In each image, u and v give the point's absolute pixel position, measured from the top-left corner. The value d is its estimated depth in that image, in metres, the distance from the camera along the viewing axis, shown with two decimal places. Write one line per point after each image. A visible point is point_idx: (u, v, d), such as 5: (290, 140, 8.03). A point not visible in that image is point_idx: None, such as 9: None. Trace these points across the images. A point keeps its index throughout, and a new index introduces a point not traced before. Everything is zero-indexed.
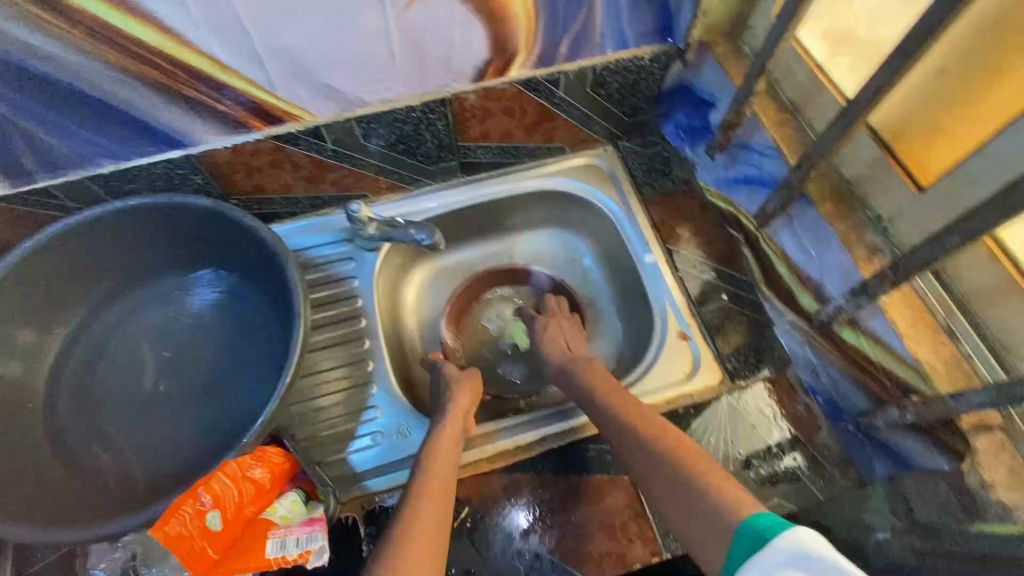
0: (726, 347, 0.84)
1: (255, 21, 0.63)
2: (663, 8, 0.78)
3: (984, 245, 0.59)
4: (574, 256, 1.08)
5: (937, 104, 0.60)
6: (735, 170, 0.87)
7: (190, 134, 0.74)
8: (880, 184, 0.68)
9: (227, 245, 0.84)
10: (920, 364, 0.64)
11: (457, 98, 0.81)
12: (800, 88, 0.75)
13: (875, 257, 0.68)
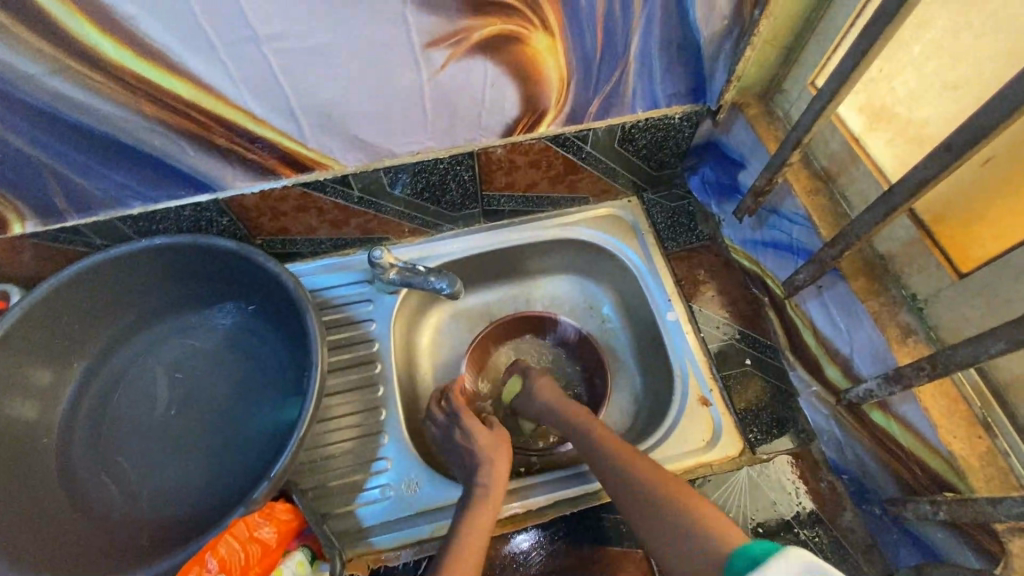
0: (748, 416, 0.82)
1: (290, 79, 0.63)
2: (697, 71, 0.78)
3: None
4: (592, 304, 1.06)
5: (981, 192, 0.58)
6: (764, 233, 0.86)
7: (219, 180, 0.75)
8: (916, 265, 0.66)
9: (248, 285, 0.84)
10: (954, 456, 0.61)
11: (484, 152, 0.81)
12: (835, 158, 0.74)
13: (910, 339, 0.66)
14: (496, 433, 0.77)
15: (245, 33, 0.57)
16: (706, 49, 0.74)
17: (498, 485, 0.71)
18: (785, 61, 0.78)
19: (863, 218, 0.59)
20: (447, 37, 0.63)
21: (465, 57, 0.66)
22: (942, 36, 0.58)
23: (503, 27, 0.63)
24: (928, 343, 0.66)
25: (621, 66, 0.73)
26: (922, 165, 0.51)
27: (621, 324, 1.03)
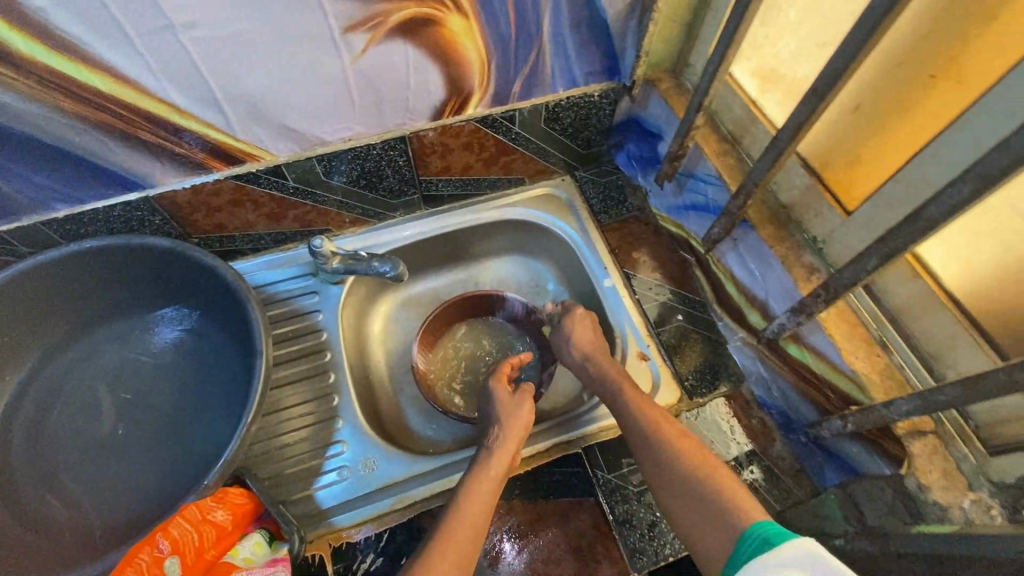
0: (684, 367, 0.87)
1: (212, 68, 0.64)
2: (609, 49, 0.83)
3: (906, 262, 0.64)
4: (537, 281, 1.10)
5: (855, 136, 0.65)
6: (683, 196, 0.92)
7: (148, 177, 0.74)
8: (812, 209, 0.74)
9: (187, 284, 0.83)
10: (857, 375, 0.68)
11: (415, 135, 0.84)
12: (737, 121, 0.81)
13: (813, 276, 0.73)
14: (513, 406, 0.78)
15: (159, 22, 0.58)
16: (614, 27, 0.80)
17: (506, 454, 0.73)
18: (686, 36, 0.85)
19: (758, 167, 0.66)
20: (365, 21, 0.65)
21: (384, 41, 0.69)
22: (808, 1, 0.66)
23: (418, 10, 0.66)
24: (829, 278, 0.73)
25: (536, 46, 0.78)
26: (797, 110, 0.57)
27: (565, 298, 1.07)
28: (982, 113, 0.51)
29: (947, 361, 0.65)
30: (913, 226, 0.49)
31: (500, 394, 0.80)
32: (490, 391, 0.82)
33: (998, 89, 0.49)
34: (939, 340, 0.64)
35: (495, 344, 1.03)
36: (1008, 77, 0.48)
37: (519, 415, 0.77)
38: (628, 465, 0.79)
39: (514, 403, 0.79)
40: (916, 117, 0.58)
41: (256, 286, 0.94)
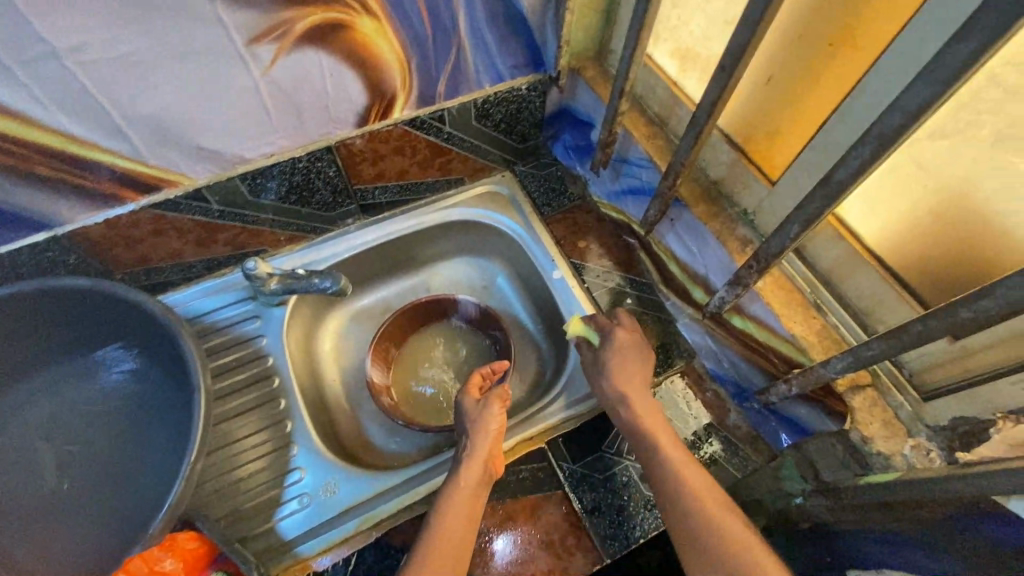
0: None
1: (108, 93, 0.60)
2: (530, 41, 0.83)
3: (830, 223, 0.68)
4: (488, 280, 1.10)
5: (770, 109, 0.67)
6: (621, 181, 0.93)
7: (54, 215, 0.69)
8: (740, 182, 0.75)
9: (115, 323, 0.78)
10: (796, 338, 0.71)
11: (342, 144, 0.81)
12: (662, 103, 0.82)
13: (747, 247, 0.75)
14: (482, 413, 0.78)
15: (38, 48, 0.54)
16: (531, 19, 0.79)
17: (479, 463, 0.73)
18: (605, 23, 0.85)
19: (682, 146, 0.67)
20: (269, 31, 0.62)
21: (294, 50, 0.66)
22: None
23: (325, 15, 0.64)
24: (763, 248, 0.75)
25: (455, 43, 0.76)
26: (711, 88, 0.58)
27: (517, 294, 1.07)
28: (878, 77, 0.53)
29: (876, 313, 0.67)
30: (825, 193, 0.50)
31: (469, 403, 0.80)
32: (460, 402, 0.82)
33: (891, 53, 0.51)
34: (866, 295, 0.67)
35: (452, 348, 1.02)
36: (896, 41, 0.50)
37: (487, 422, 0.76)
38: (593, 454, 0.79)
39: (486, 408, 0.78)
40: (822, 84, 0.60)
41: (194, 316, 0.90)
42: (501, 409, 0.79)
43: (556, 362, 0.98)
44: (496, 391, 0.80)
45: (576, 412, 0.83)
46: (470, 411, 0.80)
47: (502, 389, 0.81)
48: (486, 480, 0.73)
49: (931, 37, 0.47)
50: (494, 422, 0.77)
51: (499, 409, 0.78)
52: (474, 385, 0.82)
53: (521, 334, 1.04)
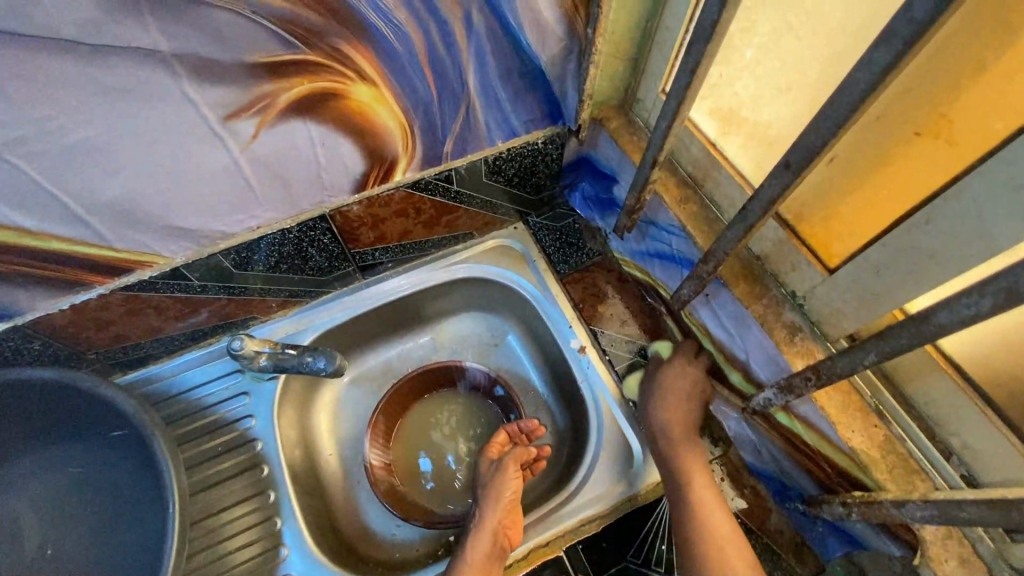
0: None
1: (62, 182, 0.52)
2: (547, 94, 0.73)
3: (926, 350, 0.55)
4: (498, 338, 1.00)
5: (831, 190, 0.57)
6: (645, 243, 0.84)
7: (13, 305, 0.61)
8: (788, 262, 0.66)
9: (85, 415, 0.70)
10: (856, 453, 0.61)
11: (338, 212, 0.73)
12: (697, 164, 0.72)
13: (796, 338, 0.66)
14: (497, 477, 0.77)
15: None
16: (550, 71, 0.70)
17: (490, 530, 0.72)
18: (632, 71, 0.75)
19: (728, 235, 0.57)
20: (247, 106, 0.54)
21: (278, 123, 0.57)
22: (767, 39, 0.56)
23: (311, 85, 0.55)
24: (815, 338, 0.66)
25: (463, 103, 0.67)
26: (769, 183, 0.48)
27: (529, 356, 0.98)
28: (979, 180, 0.43)
29: (950, 425, 0.58)
30: (916, 330, 0.41)
31: (488, 464, 0.80)
32: (479, 463, 0.81)
33: (1001, 156, 0.41)
34: (941, 406, 0.57)
35: (460, 418, 0.93)
36: (1012, 144, 0.40)
37: (500, 487, 0.75)
38: (616, 566, 0.76)
39: (502, 471, 0.77)
40: (902, 172, 0.50)
41: (177, 392, 0.82)
42: (517, 473, 0.77)
43: (573, 438, 0.89)
44: (512, 454, 0.78)
45: (599, 509, 0.77)
46: (487, 472, 0.79)
47: (521, 451, 0.78)
48: (498, 551, 0.71)
49: None
50: (510, 486, 0.76)
51: (514, 473, 0.76)
52: (492, 446, 0.81)
53: (535, 400, 0.95)
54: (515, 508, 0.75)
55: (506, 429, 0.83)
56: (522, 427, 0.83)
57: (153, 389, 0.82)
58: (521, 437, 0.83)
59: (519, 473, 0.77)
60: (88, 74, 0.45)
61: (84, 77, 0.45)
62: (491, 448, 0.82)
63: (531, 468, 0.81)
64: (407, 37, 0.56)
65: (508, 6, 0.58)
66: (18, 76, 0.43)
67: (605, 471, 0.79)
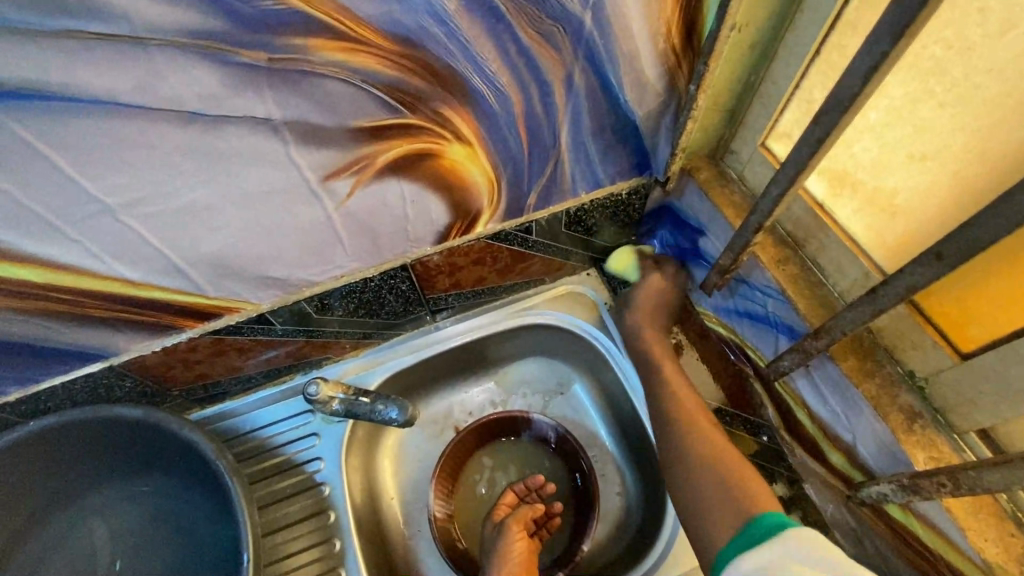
0: None
1: (169, 239, 0.53)
2: (638, 147, 0.70)
3: None
4: (565, 386, 0.96)
5: (970, 271, 0.51)
6: (733, 302, 0.78)
7: (111, 347, 0.63)
8: (908, 340, 0.59)
9: (163, 450, 0.71)
10: (991, 567, 0.54)
11: (418, 262, 0.72)
12: (800, 225, 0.66)
13: (915, 425, 0.59)
14: (500, 538, 0.76)
15: (93, 206, 0.47)
16: (644, 126, 0.67)
17: None
18: (729, 123, 0.71)
19: (847, 315, 0.52)
20: (346, 166, 0.53)
21: (373, 182, 0.56)
22: (899, 104, 0.51)
23: (410, 146, 0.54)
24: (938, 427, 0.59)
25: (553, 158, 0.65)
26: (910, 270, 0.43)
27: (598, 408, 0.93)
28: None
29: None
30: None
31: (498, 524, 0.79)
32: (487, 527, 0.81)
33: None
34: None
35: (524, 471, 0.90)
36: None
37: (505, 549, 0.74)
38: None
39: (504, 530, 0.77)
40: None
41: (249, 430, 0.83)
42: (521, 533, 0.76)
43: (646, 505, 0.83)
44: (514, 514, 0.78)
45: None
46: (492, 536, 0.78)
47: (523, 510, 0.78)
48: None
49: None
50: (514, 548, 0.75)
51: (518, 533, 0.76)
52: (500, 506, 0.81)
53: (603, 457, 0.91)
54: (525, 572, 0.73)
55: (513, 489, 0.84)
56: (529, 485, 0.84)
57: (227, 424, 0.83)
58: (530, 495, 0.83)
59: (523, 533, 0.76)
60: (204, 143, 0.46)
61: (201, 146, 0.46)
62: (498, 506, 0.81)
63: (545, 525, 0.81)
64: (507, 98, 0.54)
65: (610, 66, 0.56)
66: (142, 146, 0.44)
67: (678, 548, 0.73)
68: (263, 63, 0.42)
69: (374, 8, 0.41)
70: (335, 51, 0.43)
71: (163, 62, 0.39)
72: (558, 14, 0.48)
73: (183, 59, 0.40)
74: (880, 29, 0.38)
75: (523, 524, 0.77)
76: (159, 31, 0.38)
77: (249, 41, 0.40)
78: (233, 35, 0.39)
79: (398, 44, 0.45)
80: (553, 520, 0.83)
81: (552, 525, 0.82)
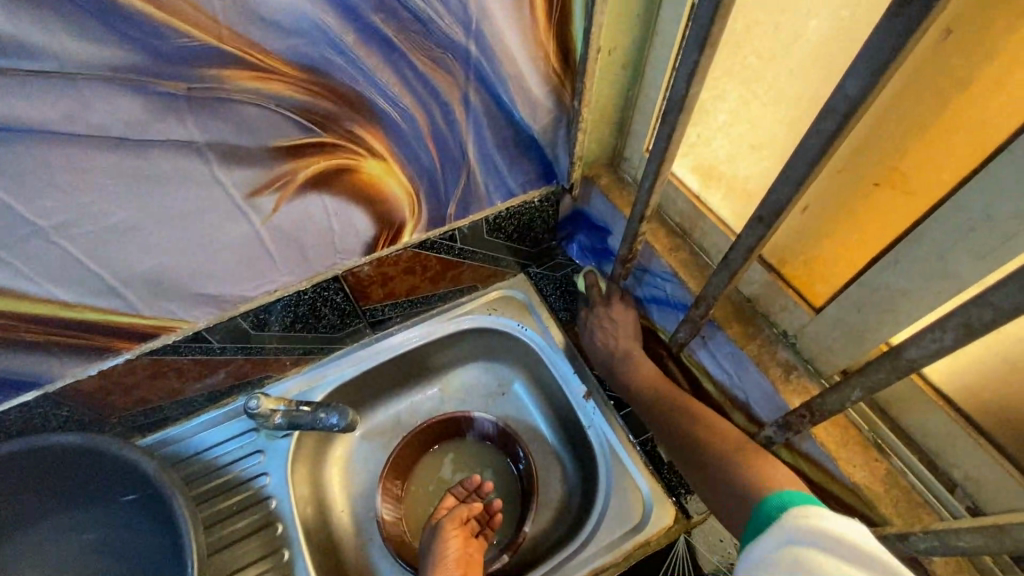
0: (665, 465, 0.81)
1: (102, 259, 0.57)
2: (540, 157, 0.79)
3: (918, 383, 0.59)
4: (505, 386, 1.02)
5: (808, 237, 0.61)
6: (641, 290, 0.87)
7: (47, 374, 0.65)
8: (777, 303, 0.69)
9: (104, 475, 0.72)
10: (859, 488, 0.63)
11: (349, 273, 0.77)
12: (684, 216, 0.76)
13: (792, 376, 0.68)
14: (438, 537, 0.79)
15: (26, 229, 0.51)
16: (542, 138, 0.76)
17: None
18: (619, 132, 0.81)
19: (714, 281, 0.61)
20: (269, 183, 0.59)
21: (296, 197, 0.62)
22: (736, 105, 0.62)
23: (328, 162, 0.61)
24: (809, 375, 0.68)
25: (464, 171, 0.73)
26: (746, 234, 0.53)
27: (537, 404, 0.99)
28: (938, 226, 0.47)
29: (948, 456, 0.60)
30: (893, 365, 0.45)
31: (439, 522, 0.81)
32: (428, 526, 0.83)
33: (954, 200, 0.45)
34: (937, 435, 0.59)
35: (471, 470, 0.94)
36: (957, 195, 0.45)
37: (442, 546, 0.77)
38: None
39: (443, 526, 0.80)
40: (867, 220, 0.54)
41: (193, 453, 0.84)
42: (456, 530, 0.79)
43: (584, 486, 0.89)
44: (450, 513, 0.80)
45: (611, 560, 0.76)
46: (431, 534, 0.81)
47: (459, 508, 0.81)
48: None
49: (996, 202, 0.42)
50: (450, 545, 0.77)
51: (453, 530, 0.78)
52: (440, 507, 0.83)
53: (544, 449, 0.96)
54: (461, 566, 0.76)
55: (453, 492, 0.86)
56: (467, 486, 0.87)
57: (170, 449, 0.84)
58: (469, 496, 0.86)
59: (458, 531, 0.79)
60: (132, 165, 0.51)
61: (129, 169, 0.51)
62: (441, 505, 0.84)
63: (487, 524, 0.83)
64: (412, 117, 0.62)
65: (501, 86, 0.65)
66: (73, 170, 0.49)
67: (610, 517, 0.79)
68: (182, 92, 0.48)
69: (280, 42, 0.49)
70: (249, 80, 0.50)
71: (89, 93, 0.45)
72: (446, 43, 0.57)
73: (110, 90, 0.45)
74: (690, 43, 0.48)
75: (459, 521, 0.80)
76: (86, 67, 0.43)
77: (169, 73, 0.46)
78: (153, 68, 0.45)
79: (305, 72, 0.52)
80: (496, 519, 0.84)
81: (496, 523, 0.84)
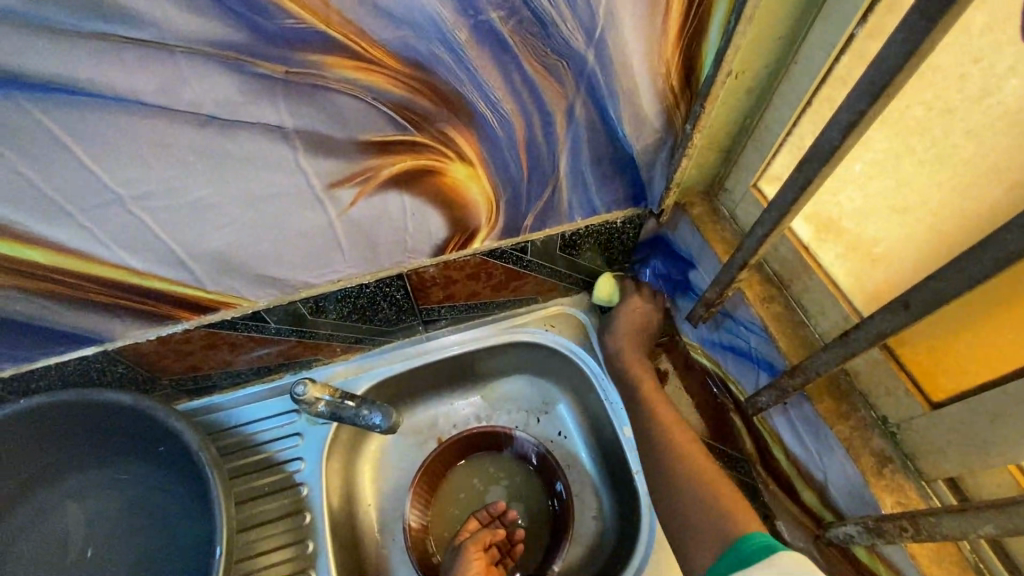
0: None
1: (176, 233, 0.55)
2: (634, 178, 0.73)
3: None
4: (550, 405, 0.97)
5: (942, 324, 0.53)
6: (718, 334, 0.79)
7: (107, 332, 0.65)
8: (882, 385, 0.61)
9: (149, 437, 0.73)
10: None
11: (414, 272, 0.74)
12: (786, 266, 0.68)
13: (886, 469, 0.60)
14: (460, 562, 0.77)
15: (106, 195, 0.49)
16: (641, 159, 0.69)
17: None
18: (725, 161, 0.73)
19: (823, 356, 0.54)
20: (351, 176, 0.56)
21: (375, 193, 0.59)
22: (883, 157, 0.54)
23: (413, 161, 0.56)
24: (907, 473, 0.60)
25: (552, 184, 0.67)
26: (880, 317, 0.46)
27: (581, 431, 0.94)
28: None
29: None
30: None
31: (462, 545, 0.79)
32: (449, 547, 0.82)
33: None
34: None
35: (503, 488, 0.90)
36: None
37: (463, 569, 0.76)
38: None
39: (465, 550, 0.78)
40: None
41: (234, 424, 0.84)
42: (479, 554, 0.77)
43: (619, 529, 0.84)
44: (473, 536, 0.79)
45: None
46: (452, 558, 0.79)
47: (484, 532, 0.79)
48: None
49: None
50: (471, 567, 0.76)
51: (475, 554, 0.77)
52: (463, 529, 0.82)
53: (581, 479, 0.91)
54: None
55: (477, 515, 0.84)
56: (491, 512, 0.85)
57: (214, 417, 0.84)
58: (492, 521, 0.84)
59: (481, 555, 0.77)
60: (216, 143, 0.48)
61: (214, 147, 0.48)
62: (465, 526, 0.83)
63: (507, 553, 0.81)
64: (510, 123, 0.57)
65: (611, 101, 0.59)
66: (158, 143, 0.46)
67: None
68: (279, 75, 0.44)
69: (390, 33, 0.44)
70: (349, 69, 0.46)
71: (186, 67, 0.42)
72: (563, 50, 0.51)
73: (206, 66, 0.42)
74: (859, 89, 0.40)
75: (482, 546, 0.78)
76: (186, 39, 0.40)
77: (269, 53, 0.43)
78: (253, 47, 0.42)
79: (408, 66, 0.48)
80: (516, 549, 0.82)
81: (517, 553, 0.82)
